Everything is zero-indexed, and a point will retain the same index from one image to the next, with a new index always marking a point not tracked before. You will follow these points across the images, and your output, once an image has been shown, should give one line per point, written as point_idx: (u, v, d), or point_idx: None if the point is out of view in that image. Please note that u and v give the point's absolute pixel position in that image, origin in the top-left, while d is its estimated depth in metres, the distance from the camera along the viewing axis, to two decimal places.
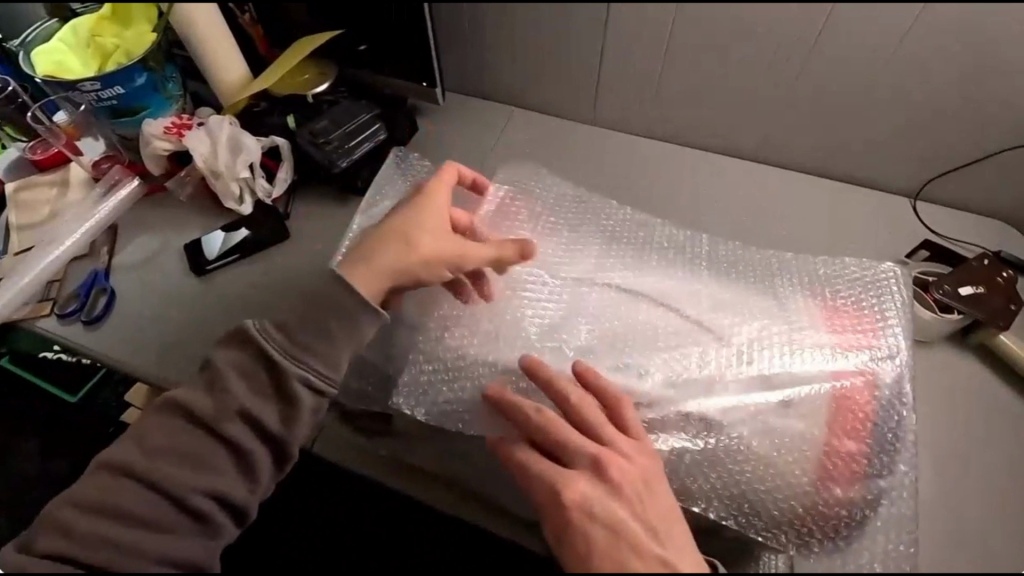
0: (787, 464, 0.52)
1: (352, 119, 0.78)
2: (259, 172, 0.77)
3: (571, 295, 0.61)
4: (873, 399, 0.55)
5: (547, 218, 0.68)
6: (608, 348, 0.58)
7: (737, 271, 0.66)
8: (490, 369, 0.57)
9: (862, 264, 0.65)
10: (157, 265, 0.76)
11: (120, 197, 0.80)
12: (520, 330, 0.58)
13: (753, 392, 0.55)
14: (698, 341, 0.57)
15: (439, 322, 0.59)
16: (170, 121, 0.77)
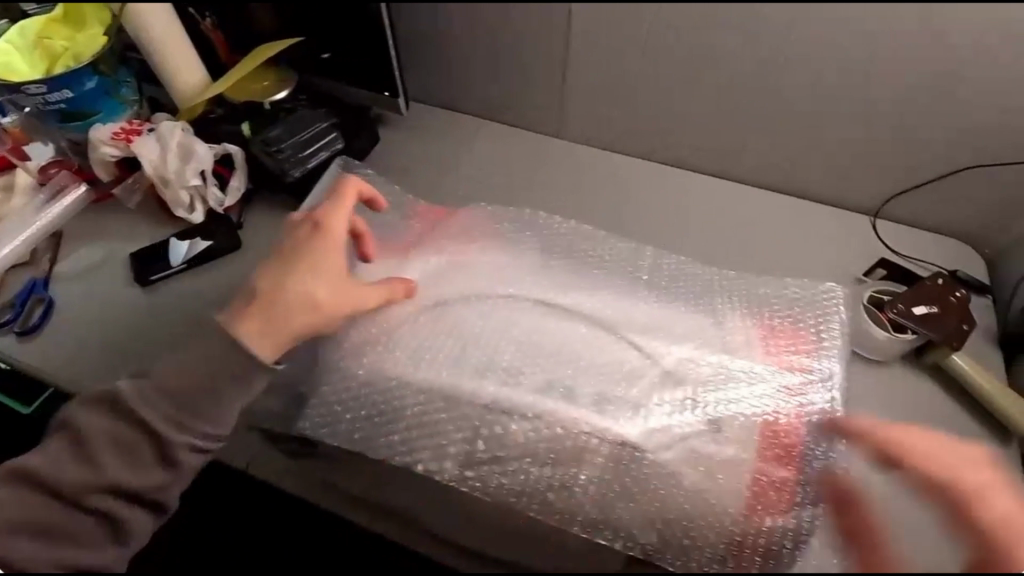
0: (717, 494, 0.52)
1: (307, 128, 0.77)
2: (211, 180, 0.75)
3: (498, 310, 0.58)
4: (806, 429, 0.54)
5: (485, 230, 0.66)
6: (534, 366, 0.55)
7: (678, 289, 0.65)
8: (414, 391, 0.55)
9: (803, 283, 0.66)
10: (102, 275, 0.74)
11: (63, 205, 0.77)
12: (444, 348, 0.56)
13: (682, 418, 0.53)
14: (630, 361, 0.55)
15: (363, 341, 0.57)
16: (119, 126, 0.75)
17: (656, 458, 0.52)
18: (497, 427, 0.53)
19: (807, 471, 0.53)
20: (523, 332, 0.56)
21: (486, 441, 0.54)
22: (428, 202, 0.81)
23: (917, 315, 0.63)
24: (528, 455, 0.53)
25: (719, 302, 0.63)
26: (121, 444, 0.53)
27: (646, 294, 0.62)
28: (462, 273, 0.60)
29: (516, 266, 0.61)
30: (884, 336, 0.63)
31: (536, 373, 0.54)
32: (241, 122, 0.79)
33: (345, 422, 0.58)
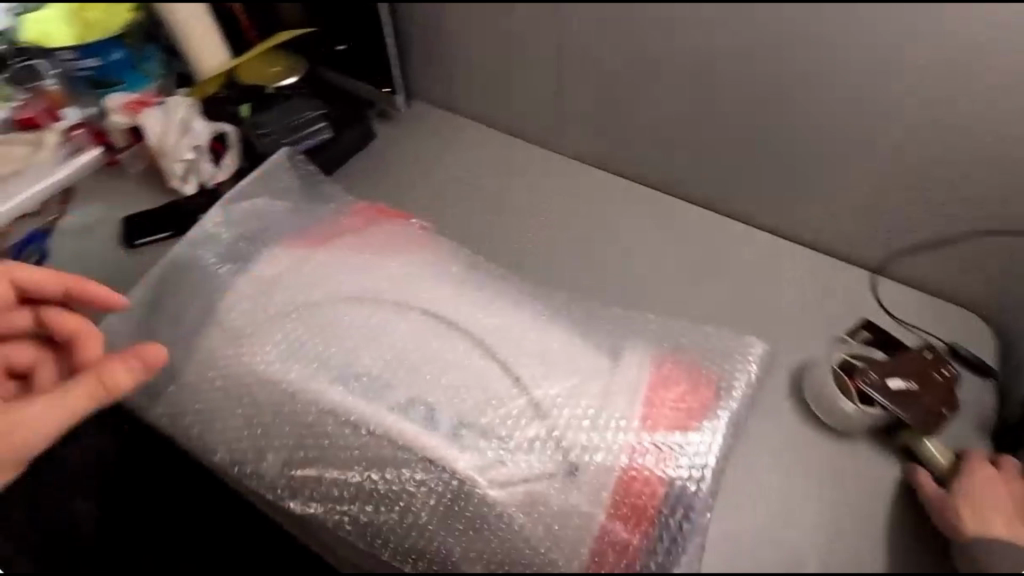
0: (545, 547, 0.49)
1: (297, 115, 0.82)
2: (204, 155, 0.78)
3: (376, 317, 0.56)
4: (663, 490, 0.51)
5: (389, 229, 0.62)
6: (400, 381, 0.53)
7: (581, 321, 0.58)
8: (277, 391, 0.53)
9: (723, 329, 0.59)
10: (96, 233, 0.79)
11: (76, 164, 0.82)
12: (316, 350, 0.54)
13: (530, 458, 0.50)
14: (495, 391, 0.52)
15: (238, 338, 0.55)
16: (132, 98, 0.81)
17: (484, 497, 0.50)
18: (331, 439, 0.52)
19: (650, 534, 0.50)
20: (396, 341, 0.54)
21: (316, 452, 0.52)
22: (406, 201, 0.82)
23: (892, 389, 0.58)
24: (364, 475, 0.52)
25: (617, 339, 0.57)
26: None
27: (547, 319, 0.57)
28: (347, 275, 0.57)
29: (413, 274, 0.58)
30: (852, 409, 0.58)
31: (400, 389, 0.52)
32: (245, 104, 0.83)
33: (205, 410, 0.56)
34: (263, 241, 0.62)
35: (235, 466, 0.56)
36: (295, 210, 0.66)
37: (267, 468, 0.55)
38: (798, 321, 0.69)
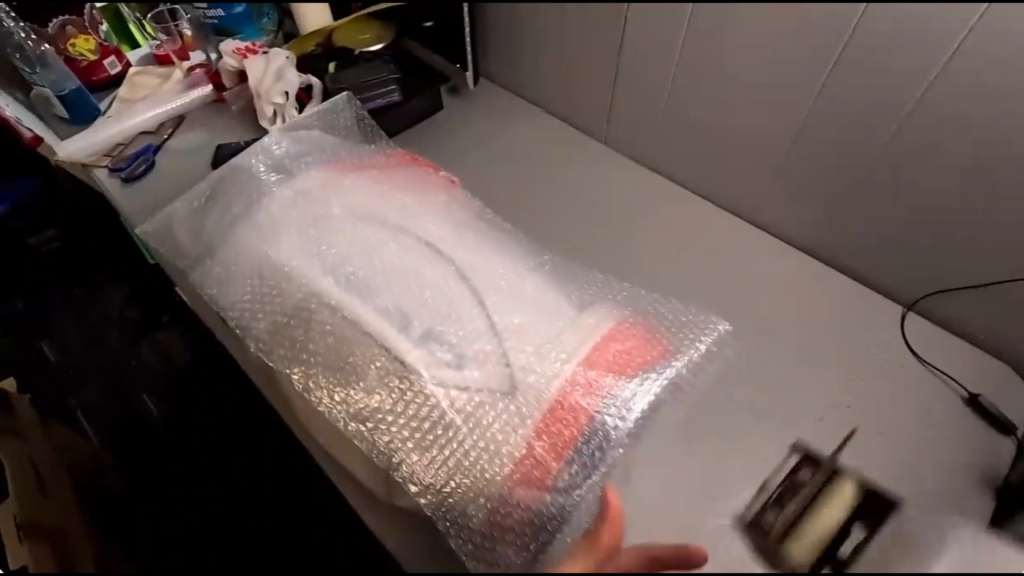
0: (471, 451, 0.53)
1: (373, 75, 0.92)
2: (291, 101, 0.89)
3: (377, 237, 0.60)
4: (586, 422, 0.55)
5: (416, 169, 0.68)
6: (385, 288, 0.57)
7: (567, 284, 0.64)
8: (280, 275, 0.58)
9: (695, 308, 0.69)
10: (194, 155, 0.92)
11: (192, 97, 0.97)
12: (320, 248, 0.59)
13: (480, 371, 0.55)
14: (468, 312, 0.56)
15: (261, 225, 0.61)
16: (243, 45, 0.93)
17: (429, 393, 0.53)
18: (313, 321, 0.57)
19: (569, 457, 0.53)
20: (392, 258, 0.59)
21: (297, 333, 0.57)
22: (462, 172, 0.91)
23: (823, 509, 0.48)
24: (332, 358, 0.56)
25: (592, 300, 0.63)
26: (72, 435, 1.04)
27: (527, 268, 0.62)
28: (363, 191, 0.63)
29: (418, 205, 0.63)
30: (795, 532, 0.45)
31: (385, 294, 0.57)
32: (332, 62, 0.94)
33: (220, 285, 0.62)
34: (300, 148, 0.67)
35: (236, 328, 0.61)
36: (335, 133, 0.71)
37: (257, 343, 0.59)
38: (819, 339, 0.74)
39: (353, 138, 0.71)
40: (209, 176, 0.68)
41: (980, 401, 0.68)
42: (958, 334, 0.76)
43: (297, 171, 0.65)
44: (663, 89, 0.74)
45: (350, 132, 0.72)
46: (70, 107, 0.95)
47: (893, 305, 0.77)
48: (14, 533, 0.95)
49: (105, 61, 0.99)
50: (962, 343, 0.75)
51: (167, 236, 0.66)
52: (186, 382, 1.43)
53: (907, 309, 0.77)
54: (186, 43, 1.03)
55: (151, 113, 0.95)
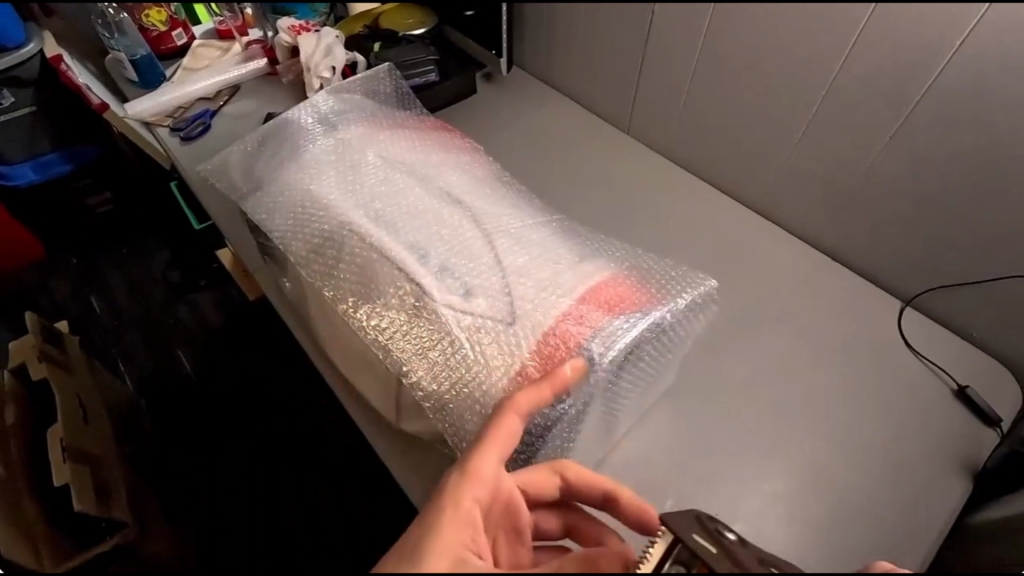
0: (471, 365, 0.56)
1: (413, 56, 0.98)
2: (337, 75, 0.95)
3: (404, 184, 0.65)
4: (574, 350, 0.56)
5: (444, 135, 0.74)
6: (409, 223, 0.61)
7: (573, 238, 0.68)
8: (316, 206, 0.63)
9: (688, 269, 0.69)
10: (247, 121, 1.00)
11: (248, 69, 1.05)
12: (355, 186, 0.64)
13: (487, 301, 0.58)
14: (480, 247, 0.61)
15: (306, 163, 0.67)
16: (297, 23, 1.00)
17: (440, 316, 0.57)
18: (344, 246, 0.60)
19: None
20: (415, 201, 0.63)
21: (329, 254, 0.62)
22: (489, 149, 0.97)
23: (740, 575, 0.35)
24: (356, 284, 0.60)
25: (596, 253, 0.67)
26: (66, 404, 1.11)
27: (533, 220, 0.67)
28: (398, 145, 0.69)
29: (445, 160, 0.69)
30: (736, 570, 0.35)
31: (408, 232, 0.61)
32: (378, 41, 1.01)
33: (262, 212, 0.67)
34: (345, 107, 0.74)
35: (281, 253, 0.68)
36: (376, 100, 0.79)
37: (299, 274, 0.67)
38: (815, 329, 0.77)
39: (391, 103, 0.78)
40: (263, 128, 0.75)
41: (969, 395, 0.70)
42: (955, 332, 0.78)
43: (340, 123, 0.71)
44: (687, 71, 0.77)
45: (391, 101, 0.78)
46: (140, 72, 1.04)
47: (892, 300, 0.80)
48: (57, 453, 1.02)
49: (174, 32, 1.09)
50: (959, 340, 0.77)
51: (223, 173, 0.75)
52: (218, 338, 1.53)
53: (905, 303, 0.80)
54: (247, 21, 1.12)
55: (209, 81, 1.04)
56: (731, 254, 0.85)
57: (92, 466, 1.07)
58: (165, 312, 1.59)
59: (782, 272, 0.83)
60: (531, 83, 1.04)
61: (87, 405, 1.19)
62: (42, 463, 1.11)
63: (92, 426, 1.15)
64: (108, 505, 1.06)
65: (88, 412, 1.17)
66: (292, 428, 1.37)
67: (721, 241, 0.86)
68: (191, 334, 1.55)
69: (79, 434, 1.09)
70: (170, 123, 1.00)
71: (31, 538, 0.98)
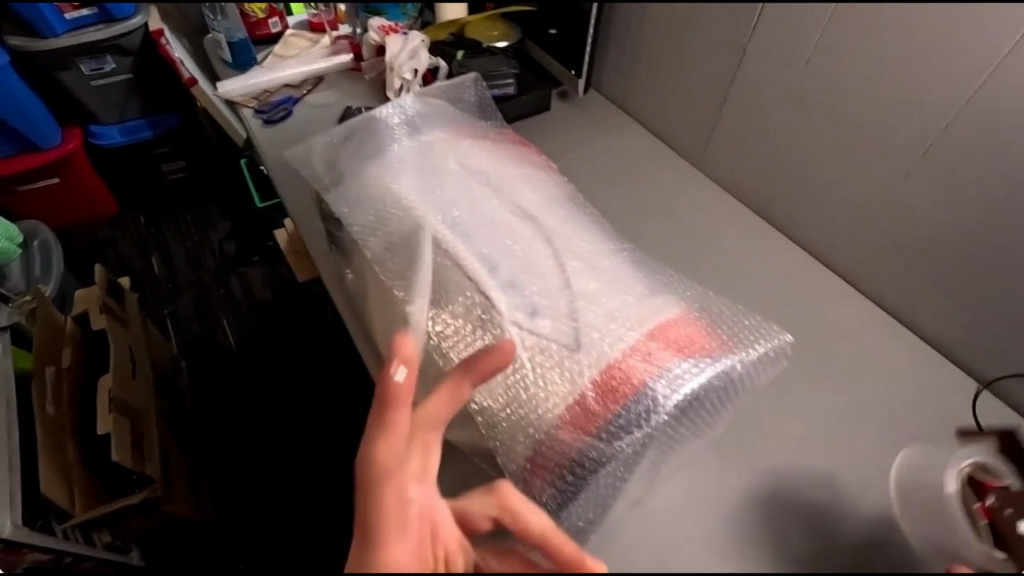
0: (528, 386, 0.56)
1: (495, 69, 1.00)
2: (417, 79, 0.99)
3: (480, 196, 0.65)
4: (636, 385, 0.55)
5: (520, 148, 0.74)
6: (482, 236, 0.62)
7: (642, 270, 0.66)
8: (394, 205, 0.64)
9: (761, 322, 0.65)
10: (327, 110, 1.04)
11: (334, 62, 1.09)
12: (431, 192, 0.65)
13: (552, 323, 0.58)
14: (549, 268, 0.60)
15: (388, 162, 0.68)
16: (386, 23, 1.04)
17: (504, 332, 0.57)
18: (418, 250, 0.62)
19: (617, 413, 0.54)
20: (489, 215, 0.64)
21: (402, 257, 0.63)
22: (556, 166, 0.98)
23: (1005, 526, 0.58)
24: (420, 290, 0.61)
25: (665, 289, 0.65)
26: (120, 357, 1.18)
27: (604, 246, 0.66)
28: (477, 154, 0.70)
29: (522, 175, 0.69)
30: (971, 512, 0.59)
31: (480, 242, 0.61)
32: (461, 50, 1.03)
33: (345, 207, 0.68)
34: (428, 111, 0.75)
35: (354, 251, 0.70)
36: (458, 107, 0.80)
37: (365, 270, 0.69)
38: None
39: (471, 111, 0.79)
40: (350, 124, 0.77)
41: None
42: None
43: (424, 129, 0.72)
44: (767, 117, 0.77)
45: (473, 111, 0.79)
46: (235, 54, 1.10)
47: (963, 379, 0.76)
48: (105, 404, 1.08)
49: (270, 20, 1.15)
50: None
51: (306, 163, 0.77)
52: (265, 317, 1.59)
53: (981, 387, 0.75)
54: (338, 16, 1.17)
55: (298, 69, 1.08)
56: (791, 305, 0.82)
57: (133, 420, 1.12)
58: (220, 283, 1.67)
59: (845, 332, 0.79)
60: (605, 107, 1.04)
61: (138, 358, 1.25)
62: (88, 410, 1.16)
63: (138, 380, 1.20)
64: (142, 458, 1.09)
65: (138, 366, 1.23)
66: (325, 415, 1.41)
67: (780, 291, 0.83)
68: (240, 307, 1.62)
69: (127, 387, 1.15)
70: (254, 105, 1.04)
71: (68, 482, 1.02)
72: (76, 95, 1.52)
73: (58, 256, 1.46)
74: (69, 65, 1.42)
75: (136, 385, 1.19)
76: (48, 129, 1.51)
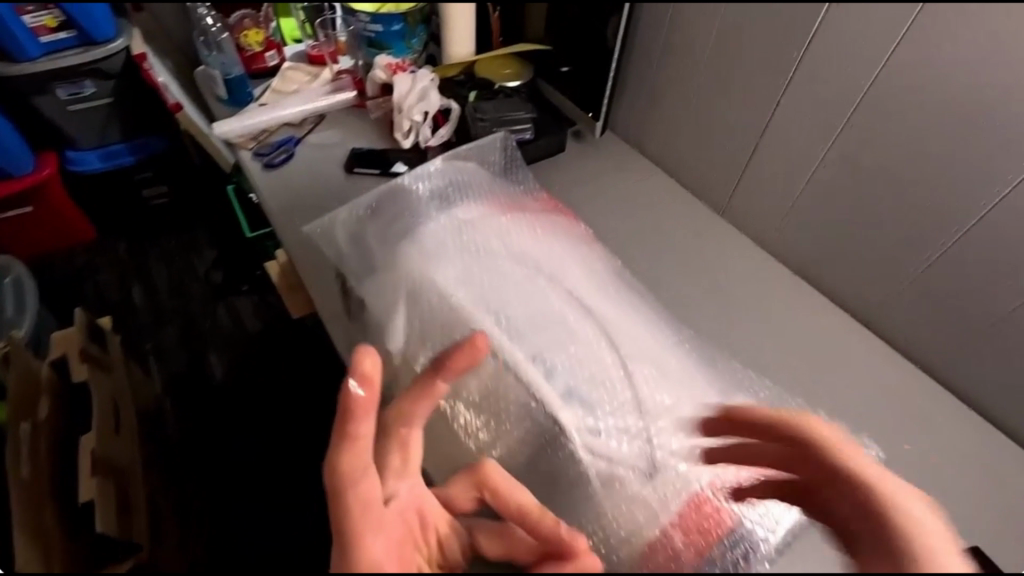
0: (606, 519, 0.54)
1: (511, 112, 0.96)
2: (428, 121, 0.95)
3: (530, 289, 0.65)
4: (726, 526, 0.53)
5: (560, 225, 0.73)
6: (539, 338, 0.61)
7: (694, 360, 0.66)
8: (441, 304, 0.63)
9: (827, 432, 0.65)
10: (331, 150, 0.99)
11: (337, 99, 1.04)
12: (479, 288, 0.64)
13: (624, 441, 0.57)
14: (609, 371, 0.60)
15: (427, 249, 0.66)
16: (394, 61, 0.99)
17: (573, 451, 0.57)
18: None
19: (710, 557, 0.51)
20: (542, 310, 0.63)
21: None
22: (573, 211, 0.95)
23: None
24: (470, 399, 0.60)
25: (717, 380, 0.64)
26: (102, 409, 1.10)
27: (658, 339, 0.66)
28: (520, 233, 0.69)
29: (568, 255, 0.70)
30: None
31: (535, 344, 0.61)
32: (474, 90, 1.00)
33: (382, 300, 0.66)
34: (462, 180, 0.75)
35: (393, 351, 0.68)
36: (487, 167, 0.80)
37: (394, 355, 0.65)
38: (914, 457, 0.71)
39: (502, 178, 0.78)
40: (377, 194, 0.77)
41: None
42: None
43: (460, 209, 0.71)
44: (800, 176, 0.83)
45: (507, 181, 0.79)
46: (230, 91, 1.04)
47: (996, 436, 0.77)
48: (84, 465, 0.99)
49: (267, 53, 1.09)
50: None
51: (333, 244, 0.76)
52: (255, 351, 1.51)
53: None
54: (339, 48, 1.10)
55: (299, 106, 1.03)
56: None
57: (116, 479, 1.04)
58: (206, 317, 1.59)
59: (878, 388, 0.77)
60: (620, 149, 1.02)
61: (121, 408, 1.17)
62: (68, 465, 1.08)
63: (122, 433, 1.12)
64: (127, 523, 1.01)
65: (123, 417, 1.15)
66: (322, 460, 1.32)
67: None
68: (229, 341, 1.54)
69: (109, 442, 1.07)
70: (253, 146, 0.98)
71: None
72: (52, 120, 1.43)
73: (33, 293, 1.37)
74: (46, 89, 1.35)
75: (120, 439, 1.11)
76: (22, 156, 1.43)
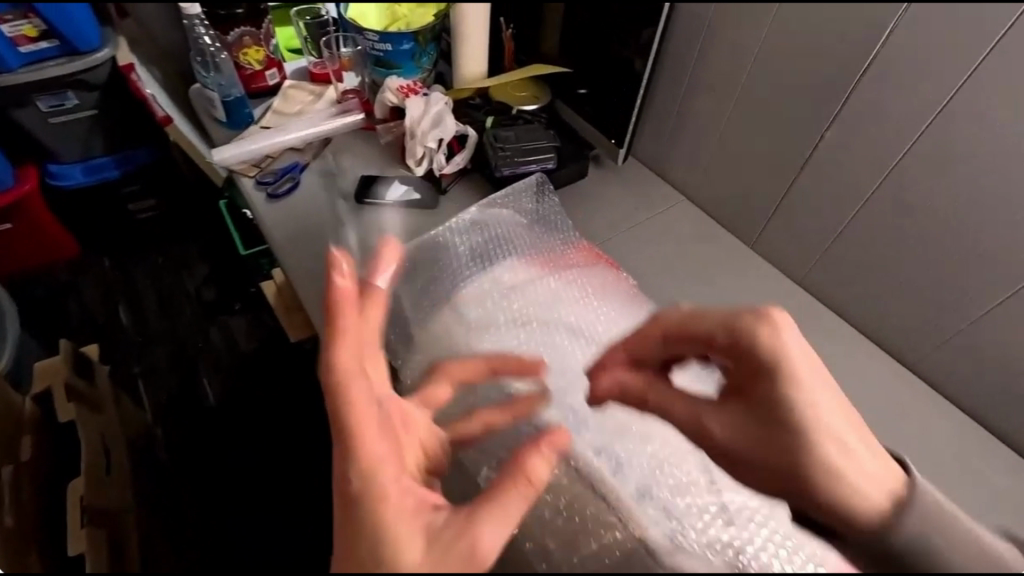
0: None
1: (531, 141, 0.93)
2: (442, 148, 0.91)
3: (584, 361, 0.64)
4: None
5: (602, 285, 0.75)
6: (601, 426, 0.59)
7: None
8: (493, 390, 0.59)
9: None
10: (338, 178, 0.94)
11: (344, 122, 0.99)
12: (529, 359, 0.63)
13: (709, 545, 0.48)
14: (682, 466, 0.56)
15: (474, 319, 0.67)
16: (406, 83, 0.94)
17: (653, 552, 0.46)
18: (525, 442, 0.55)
19: None
20: (602, 393, 0.60)
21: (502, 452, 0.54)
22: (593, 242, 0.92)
23: None
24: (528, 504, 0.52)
25: None
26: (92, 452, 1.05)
27: None
28: (567, 292, 0.72)
29: (616, 319, 0.71)
30: None
31: (596, 433, 0.58)
32: (490, 115, 0.96)
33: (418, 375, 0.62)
34: (502, 236, 0.78)
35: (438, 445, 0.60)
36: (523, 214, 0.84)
37: None
38: None
39: (542, 229, 0.82)
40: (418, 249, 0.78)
41: None
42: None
43: (505, 270, 0.73)
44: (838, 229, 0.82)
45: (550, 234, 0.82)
46: (229, 113, 0.99)
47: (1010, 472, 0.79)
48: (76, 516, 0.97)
49: (267, 72, 1.03)
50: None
51: None
52: (251, 372, 1.42)
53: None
54: (343, 65, 1.03)
55: (304, 130, 0.98)
56: None
57: (110, 527, 1.01)
58: (197, 337, 1.50)
59: None
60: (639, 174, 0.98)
61: (111, 445, 1.12)
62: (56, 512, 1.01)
63: (114, 475, 1.08)
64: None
65: (112, 456, 1.11)
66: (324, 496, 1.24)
67: None
68: (222, 362, 1.45)
69: (101, 486, 1.03)
70: (255, 173, 0.93)
71: None
72: (31, 133, 1.34)
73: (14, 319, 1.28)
74: (24, 102, 1.24)
75: (112, 480, 1.07)
76: None
